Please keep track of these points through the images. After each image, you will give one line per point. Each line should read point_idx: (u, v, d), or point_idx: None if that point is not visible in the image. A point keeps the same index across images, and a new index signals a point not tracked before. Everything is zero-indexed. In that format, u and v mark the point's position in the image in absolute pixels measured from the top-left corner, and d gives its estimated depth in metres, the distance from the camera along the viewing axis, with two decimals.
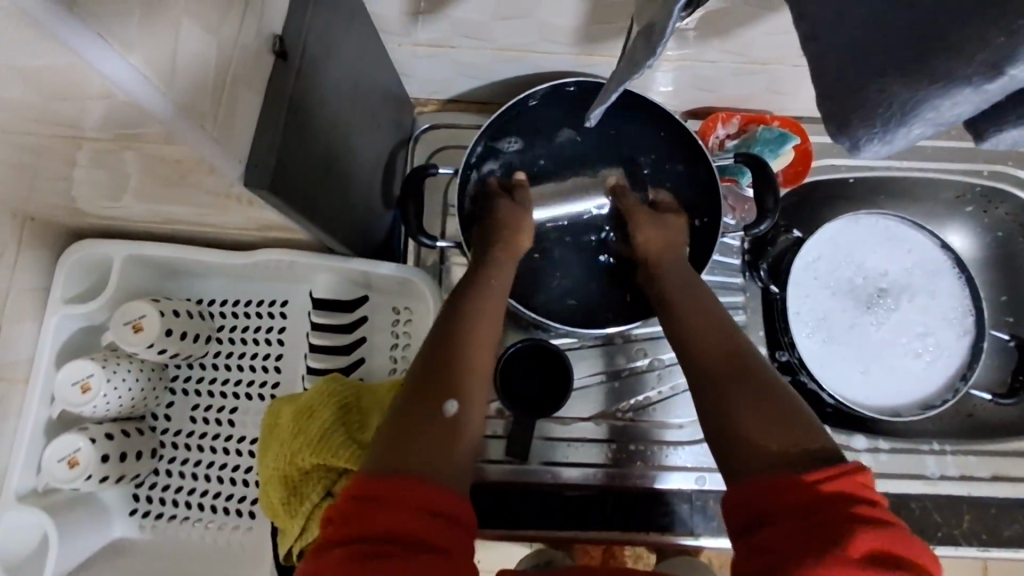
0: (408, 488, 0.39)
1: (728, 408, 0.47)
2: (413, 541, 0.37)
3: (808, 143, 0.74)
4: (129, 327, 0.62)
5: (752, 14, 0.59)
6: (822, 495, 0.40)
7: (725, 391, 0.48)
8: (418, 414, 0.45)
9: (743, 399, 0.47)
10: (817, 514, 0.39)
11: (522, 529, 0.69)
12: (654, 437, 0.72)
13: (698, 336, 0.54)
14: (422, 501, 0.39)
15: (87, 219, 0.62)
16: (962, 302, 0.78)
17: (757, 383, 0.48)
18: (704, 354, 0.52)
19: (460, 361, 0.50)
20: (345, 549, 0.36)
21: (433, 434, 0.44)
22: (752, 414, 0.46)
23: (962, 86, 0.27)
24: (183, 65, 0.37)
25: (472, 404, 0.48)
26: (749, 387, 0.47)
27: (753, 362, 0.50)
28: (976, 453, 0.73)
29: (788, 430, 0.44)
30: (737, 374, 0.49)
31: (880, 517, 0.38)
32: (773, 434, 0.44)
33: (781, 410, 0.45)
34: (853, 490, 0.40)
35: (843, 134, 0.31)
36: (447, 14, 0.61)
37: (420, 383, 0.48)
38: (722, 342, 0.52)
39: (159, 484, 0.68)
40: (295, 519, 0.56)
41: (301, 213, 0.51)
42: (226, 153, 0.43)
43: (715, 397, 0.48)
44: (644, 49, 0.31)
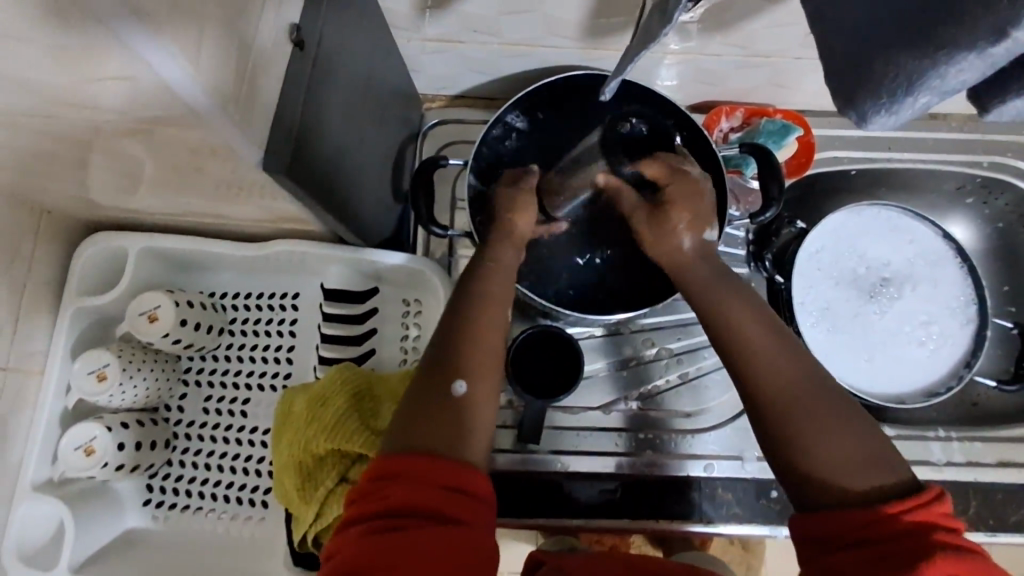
0: (416, 464, 0.41)
1: (808, 441, 0.44)
2: (424, 513, 0.39)
3: (810, 136, 0.75)
4: (144, 317, 0.63)
5: (755, 7, 0.60)
6: (913, 525, 0.39)
7: (801, 420, 0.45)
8: (428, 398, 0.46)
9: (823, 430, 0.44)
10: (906, 542, 0.39)
11: (531, 518, 0.69)
12: (670, 425, 0.73)
13: (760, 352, 0.49)
14: (432, 475, 0.41)
15: (102, 212, 0.63)
16: (965, 291, 0.79)
17: (834, 410, 0.45)
18: (772, 374, 0.47)
19: (468, 345, 0.49)
20: (363, 524, 0.39)
21: (440, 414, 0.45)
22: (834, 446, 0.43)
23: (965, 52, 0.27)
24: (209, 51, 0.38)
25: (481, 382, 0.48)
26: (827, 416, 0.45)
27: (824, 384, 0.46)
28: (980, 439, 0.73)
29: (869, 463, 0.43)
30: (812, 401, 0.45)
31: (967, 547, 0.39)
32: (858, 471, 0.43)
33: (859, 442, 0.44)
34: (938, 520, 0.40)
35: (850, 106, 0.33)
36: (455, 9, 0.62)
37: (427, 370, 0.48)
38: (790, 360, 0.48)
39: (172, 475, 0.68)
40: (311, 504, 0.56)
41: (316, 200, 0.52)
42: (246, 137, 0.44)
43: (791, 427, 0.45)
44: (659, 22, 0.32)
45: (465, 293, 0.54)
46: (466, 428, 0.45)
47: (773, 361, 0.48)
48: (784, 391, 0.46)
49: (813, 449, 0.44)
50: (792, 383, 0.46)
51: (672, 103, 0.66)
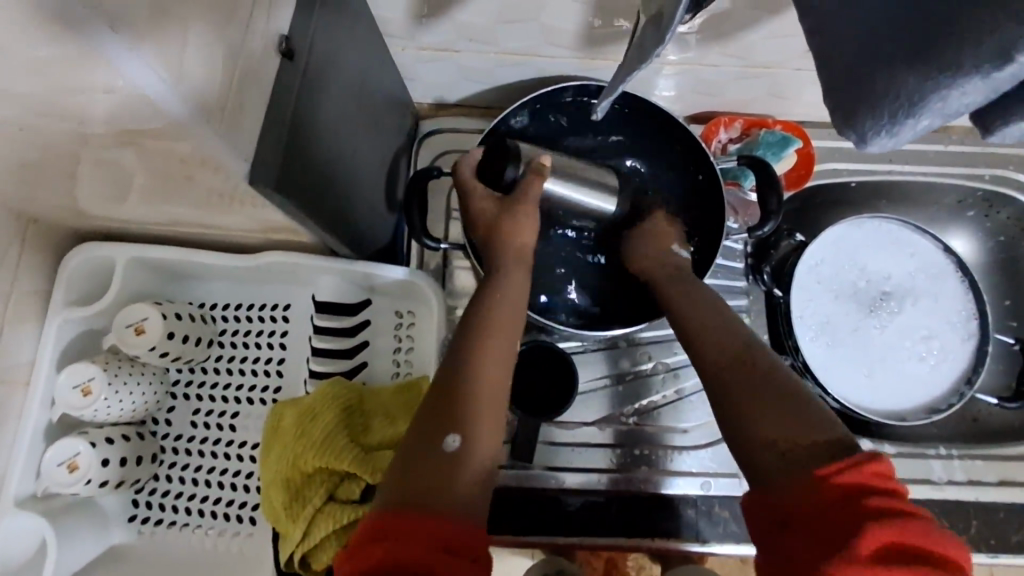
0: (410, 526, 0.38)
1: (742, 408, 0.48)
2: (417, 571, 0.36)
3: (810, 147, 0.74)
4: (131, 329, 0.62)
5: (755, 18, 0.59)
6: (839, 493, 0.39)
7: (735, 389, 0.50)
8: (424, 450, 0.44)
9: (757, 398, 0.48)
10: (834, 514, 0.38)
11: (524, 537, 0.68)
12: (662, 441, 0.72)
13: (706, 335, 0.55)
14: (428, 532, 0.38)
15: (90, 222, 0.61)
16: (966, 306, 0.78)
17: (772, 381, 0.49)
18: (716, 353, 0.53)
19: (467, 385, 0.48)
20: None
21: (435, 468, 0.43)
22: (768, 414, 0.47)
23: (969, 75, 0.26)
24: (190, 62, 0.37)
25: (478, 433, 0.45)
26: (759, 384, 0.49)
27: (766, 366, 0.50)
28: (982, 457, 0.72)
29: (802, 423, 0.45)
30: (748, 374, 0.50)
31: (904, 512, 0.37)
32: (792, 431, 0.45)
33: (796, 408, 0.46)
34: (869, 484, 0.39)
35: (849, 127, 0.31)
36: (451, 17, 0.61)
37: (428, 417, 0.46)
38: (730, 342, 0.53)
39: (159, 490, 0.67)
40: (298, 523, 0.54)
41: (306, 213, 0.51)
42: (232, 149, 0.42)
43: (726, 397, 0.50)
44: (651, 37, 0.31)
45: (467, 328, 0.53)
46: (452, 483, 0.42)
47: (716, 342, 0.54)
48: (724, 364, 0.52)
49: (749, 415, 0.47)
50: (731, 361, 0.52)
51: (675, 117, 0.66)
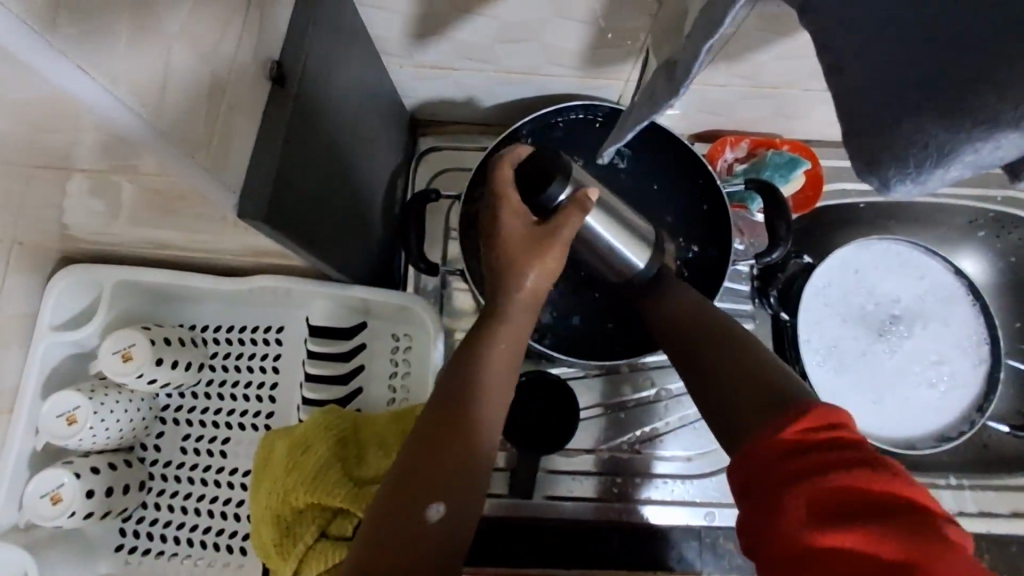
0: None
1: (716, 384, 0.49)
2: None
3: (819, 168, 0.72)
4: (117, 356, 0.59)
5: (764, 39, 0.58)
6: (790, 446, 0.39)
7: (708, 366, 0.50)
8: (399, 514, 0.40)
9: (728, 374, 0.48)
10: (784, 466, 0.38)
11: (521, 568, 0.66)
12: (648, 466, 0.70)
13: (675, 314, 0.55)
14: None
15: (77, 245, 0.60)
16: (976, 331, 0.76)
17: (743, 357, 0.48)
18: (689, 330, 0.53)
19: (458, 447, 0.43)
20: None
21: (413, 542, 0.40)
22: (738, 387, 0.47)
23: (1006, 130, 0.25)
24: (171, 95, 0.35)
25: (461, 503, 0.42)
26: (731, 361, 0.49)
27: (732, 340, 0.50)
28: (994, 488, 0.71)
29: (769, 391, 0.44)
30: (718, 350, 0.50)
31: (853, 460, 0.37)
32: (754, 399, 0.45)
33: (767, 377, 0.46)
34: (821, 437, 0.39)
35: (871, 172, 0.29)
36: (450, 36, 0.59)
37: (401, 480, 0.42)
38: (701, 317, 0.53)
39: (146, 519, 0.65)
40: (288, 561, 0.53)
41: (298, 242, 0.49)
42: (218, 183, 0.40)
43: (704, 375, 0.50)
44: (665, 88, 0.32)
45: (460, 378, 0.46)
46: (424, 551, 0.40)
47: (685, 317, 0.54)
48: (695, 340, 0.52)
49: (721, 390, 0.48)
50: (704, 338, 0.52)
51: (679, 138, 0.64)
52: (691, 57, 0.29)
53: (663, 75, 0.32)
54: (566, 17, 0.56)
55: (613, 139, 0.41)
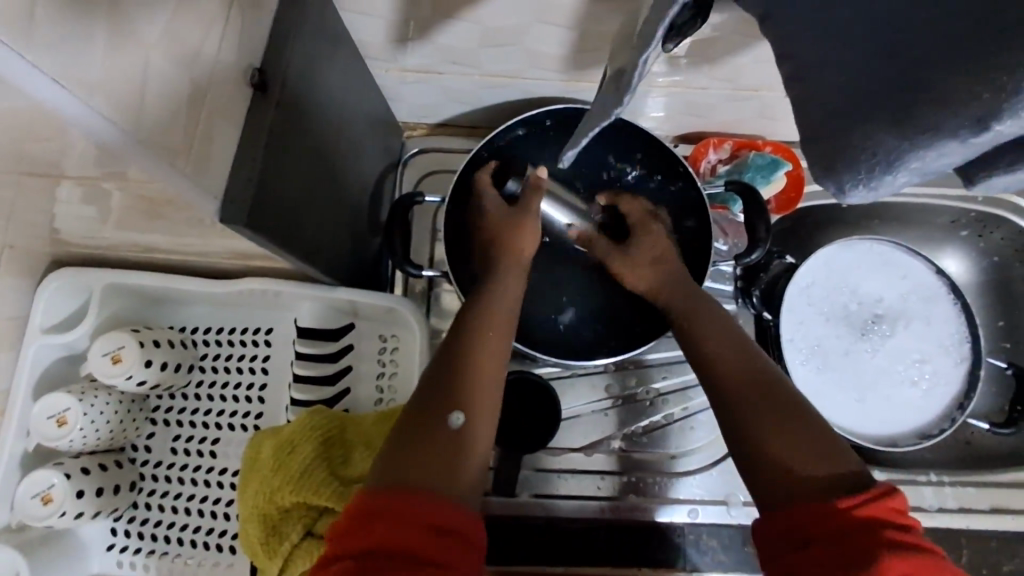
0: (404, 503, 0.40)
1: (757, 432, 0.46)
2: (408, 555, 0.37)
3: (800, 170, 0.73)
4: (107, 357, 0.60)
5: (741, 43, 0.58)
6: (857, 521, 0.39)
7: (749, 412, 0.48)
8: (423, 421, 0.46)
9: (778, 425, 0.46)
10: (861, 542, 0.38)
11: (512, 565, 0.67)
12: (659, 468, 0.71)
13: (721, 360, 0.53)
14: (423, 517, 0.39)
15: (68, 249, 0.60)
16: (959, 330, 0.77)
17: (792, 406, 0.47)
18: (733, 378, 0.51)
19: (464, 377, 0.49)
20: (341, 565, 0.38)
21: (441, 450, 0.44)
22: (786, 442, 0.45)
23: (946, 140, 0.25)
24: (151, 103, 0.36)
25: (478, 417, 0.47)
26: (779, 410, 0.47)
27: (774, 380, 0.49)
28: (973, 484, 0.71)
29: (820, 455, 0.44)
30: (766, 398, 0.48)
31: (918, 547, 0.38)
32: (804, 457, 0.44)
33: (816, 436, 0.45)
34: (886, 517, 0.39)
35: (828, 178, 0.30)
36: (433, 41, 0.60)
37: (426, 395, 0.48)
38: (750, 365, 0.51)
39: (138, 518, 0.66)
40: (275, 559, 0.54)
41: (283, 246, 0.50)
42: (200, 189, 0.41)
43: (745, 422, 0.47)
44: (615, 95, 0.33)
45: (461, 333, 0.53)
46: (450, 471, 0.43)
47: (733, 364, 0.52)
48: (740, 385, 0.50)
49: (764, 441, 0.46)
50: (749, 387, 0.49)
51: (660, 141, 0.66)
52: (637, 59, 0.30)
53: (612, 87, 0.33)
54: (546, 23, 0.57)
55: (569, 145, 0.42)
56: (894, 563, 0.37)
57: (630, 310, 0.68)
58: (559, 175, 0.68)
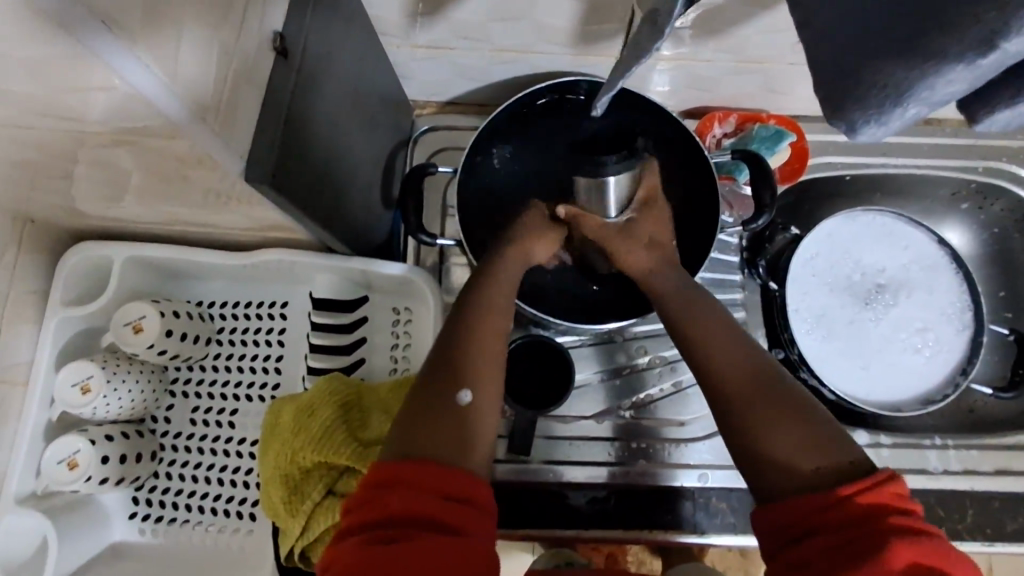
0: (421, 472, 0.41)
1: (759, 429, 0.45)
2: (423, 522, 0.39)
3: (803, 141, 0.75)
4: (130, 327, 0.62)
5: (745, 14, 0.60)
6: (862, 510, 0.39)
7: (748, 411, 0.46)
8: (434, 401, 0.46)
9: (778, 420, 0.45)
10: (865, 529, 0.39)
11: (529, 527, 0.68)
12: (661, 434, 0.72)
13: (715, 357, 0.50)
14: (438, 484, 0.41)
15: (86, 222, 0.62)
16: (961, 298, 0.78)
17: (788, 400, 0.46)
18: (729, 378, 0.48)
19: (472, 355, 0.49)
20: (361, 536, 0.39)
21: (448, 423, 0.44)
22: (787, 437, 0.44)
23: (953, 64, 0.27)
24: (181, 57, 0.37)
25: (486, 394, 0.47)
26: (779, 408, 0.45)
27: (771, 372, 0.48)
28: (977, 447, 0.73)
29: (819, 447, 0.43)
30: (764, 395, 0.46)
31: (920, 530, 0.39)
32: (809, 455, 0.43)
33: (813, 426, 0.44)
34: (890, 502, 0.40)
35: (838, 118, 0.32)
36: (446, 15, 0.62)
37: (433, 375, 0.48)
38: (748, 359, 0.49)
39: (159, 488, 0.67)
40: (297, 518, 0.55)
41: (302, 210, 0.52)
42: (227, 147, 0.43)
43: (749, 427, 0.45)
44: (651, 32, 0.35)
45: (464, 313, 0.53)
46: (457, 438, 0.44)
47: (729, 360, 0.49)
48: (734, 384, 0.47)
49: (766, 437, 0.44)
50: (752, 386, 0.47)
51: (673, 116, 0.67)
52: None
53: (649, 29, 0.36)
54: None
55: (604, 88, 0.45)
56: (901, 552, 0.37)
57: None
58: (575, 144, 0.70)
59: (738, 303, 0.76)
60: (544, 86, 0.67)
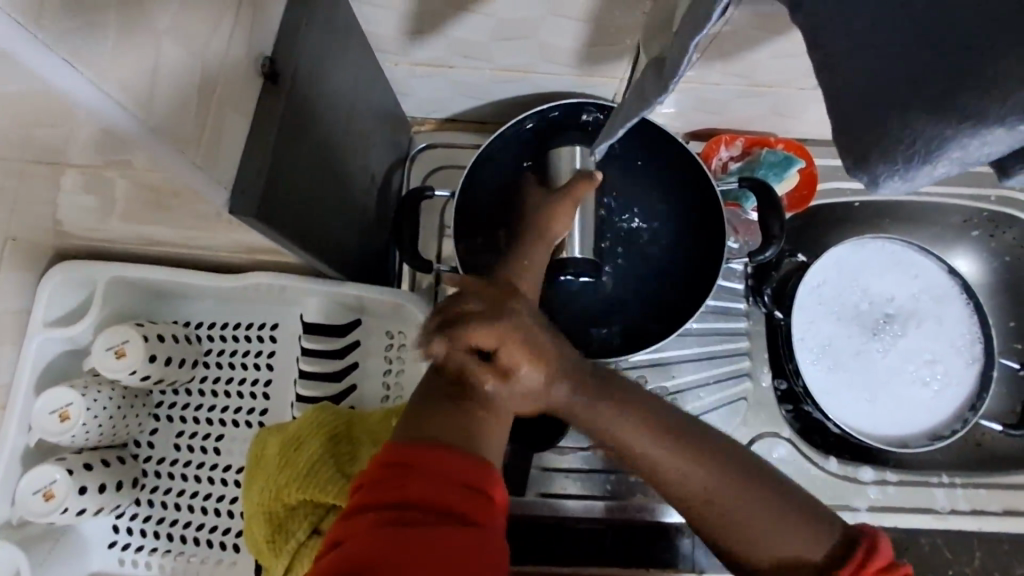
0: (442, 459, 0.38)
1: (748, 535, 0.42)
2: (440, 510, 0.36)
3: (813, 167, 0.72)
4: (112, 352, 0.60)
5: (756, 37, 0.58)
6: None
7: (738, 522, 0.42)
8: (457, 384, 0.43)
9: (757, 525, 0.42)
10: None
11: (520, 564, 0.66)
12: None
13: (672, 486, 0.43)
14: (456, 474, 0.38)
15: (70, 241, 0.59)
16: (971, 329, 0.76)
17: (763, 499, 0.42)
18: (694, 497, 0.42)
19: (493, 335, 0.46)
20: (375, 516, 0.36)
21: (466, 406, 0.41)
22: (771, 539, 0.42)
23: (992, 126, 0.24)
24: (161, 88, 0.35)
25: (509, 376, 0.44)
26: (762, 511, 0.42)
27: (735, 476, 0.42)
28: (986, 486, 0.71)
29: (797, 532, 0.42)
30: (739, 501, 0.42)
31: None
32: (791, 542, 0.42)
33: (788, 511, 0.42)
34: None
35: (860, 168, 0.29)
36: (445, 34, 0.59)
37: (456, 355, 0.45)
38: (701, 477, 0.42)
39: (141, 515, 0.65)
40: (280, 558, 0.53)
41: (290, 240, 0.49)
42: (211, 179, 0.41)
43: (739, 535, 0.42)
44: (654, 81, 0.34)
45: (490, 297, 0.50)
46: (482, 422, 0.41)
47: (696, 477, 0.42)
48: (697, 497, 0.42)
49: (751, 539, 0.42)
50: (729, 496, 0.42)
51: (691, 155, 0.65)
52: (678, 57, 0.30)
53: (654, 76, 0.34)
54: (559, 16, 0.56)
55: (605, 136, 0.44)
56: None
57: (656, 306, 0.66)
58: None
59: (744, 331, 0.74)
60: (546, 107, 0.65)
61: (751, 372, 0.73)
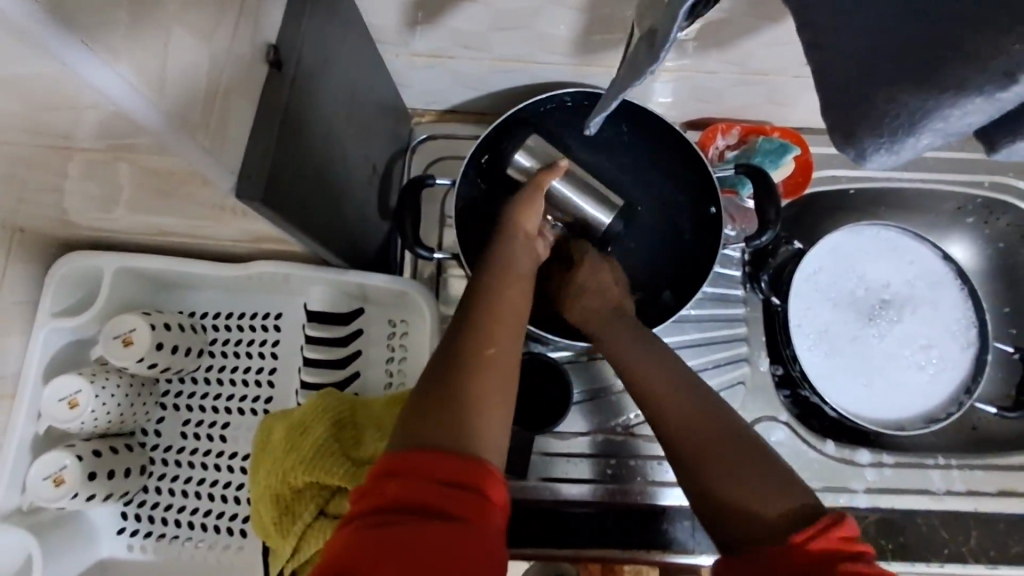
0: (424, 460, 0.39)
1: (716, 480, 0.45)
2: (424, 510, 0.37)
3: (808, 154, 0.74)
4: (119, 340, 0.61)
5: (750, 25, 0.59)
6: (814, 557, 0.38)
7: (713, 464, 0.46)
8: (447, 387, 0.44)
9: (728, 467, 0.45)
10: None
11: (519, 547, 0.67)
12: (651, 450, 0.71)
13: (667, 415, 0.51)
14: (441, 474, 0.39)
15: (76, 232, 0.60)
16: (966, 314, 0.77)
17: (738, 448, 0.46)
18: (681, 429, 0.49)
19: (477, 334, 0.48)
20: (359, 521, 0.37)
21: (444, 406, 0.43)
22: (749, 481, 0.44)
23: (972, 95, 0.26)
24: (171, 73, 0.36)
25: (494, 370, 0.46)
26: (734, 454, 0.46)
27: (722, 419, 0.49)
28: (981, 467, 0.72)
29: (763, 493, 0.43)
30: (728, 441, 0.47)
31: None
32: (758, 494, 0.43)
33: (770, 474, 0.44)
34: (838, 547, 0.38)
35: (849, 145, 0.31)
36: (445, 24, 0.60)
37: (444, 359, 0.47)
38: (694, 412, 0.50)
39: (148, 502, 0.66)
40: (287, 539, 0.54)
41: (294, 226, 0.50)
42: (218, 163, 0.42)
43: (712, 477, 0.45)
44: (647, 54, 0.34)
45: (475, 301, 0.52)
46: (476, 420, 0.42)
47: (687, 414, 0.50)
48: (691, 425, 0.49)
49: (721, 486, 0.45)
50: (706, 427, 0.48)
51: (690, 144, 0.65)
52: (669, 24, 0.31)
53: (645, 47, 0.35)
54: (557, 5, 0.57)
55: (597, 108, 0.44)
56: None
57: (655, 292, 0.68)
58: (587, 156, 0.68)
59: (742, 317, 0.75)
60: (549, 97, 0.66)
61: (748, 357, 0.74)
